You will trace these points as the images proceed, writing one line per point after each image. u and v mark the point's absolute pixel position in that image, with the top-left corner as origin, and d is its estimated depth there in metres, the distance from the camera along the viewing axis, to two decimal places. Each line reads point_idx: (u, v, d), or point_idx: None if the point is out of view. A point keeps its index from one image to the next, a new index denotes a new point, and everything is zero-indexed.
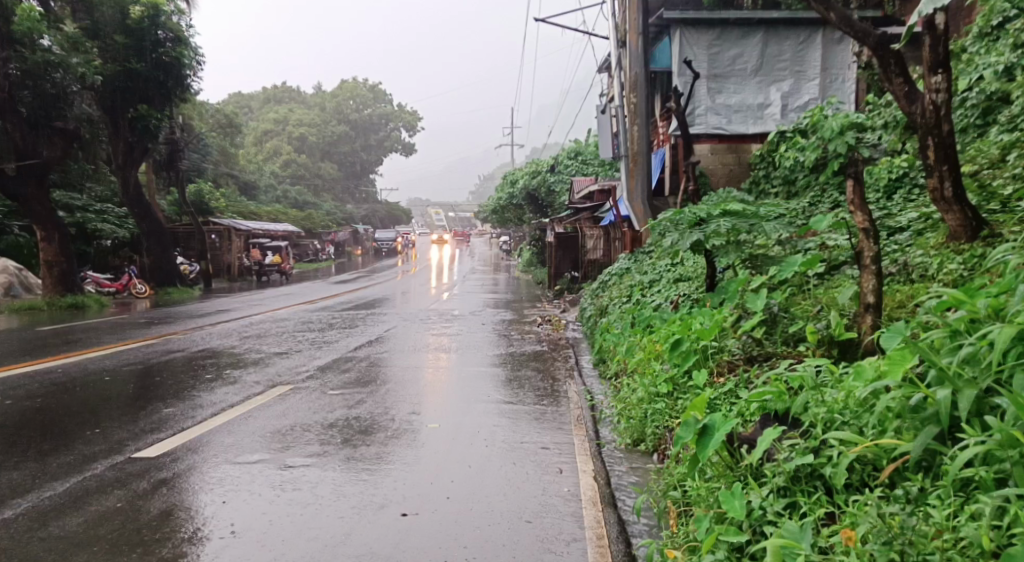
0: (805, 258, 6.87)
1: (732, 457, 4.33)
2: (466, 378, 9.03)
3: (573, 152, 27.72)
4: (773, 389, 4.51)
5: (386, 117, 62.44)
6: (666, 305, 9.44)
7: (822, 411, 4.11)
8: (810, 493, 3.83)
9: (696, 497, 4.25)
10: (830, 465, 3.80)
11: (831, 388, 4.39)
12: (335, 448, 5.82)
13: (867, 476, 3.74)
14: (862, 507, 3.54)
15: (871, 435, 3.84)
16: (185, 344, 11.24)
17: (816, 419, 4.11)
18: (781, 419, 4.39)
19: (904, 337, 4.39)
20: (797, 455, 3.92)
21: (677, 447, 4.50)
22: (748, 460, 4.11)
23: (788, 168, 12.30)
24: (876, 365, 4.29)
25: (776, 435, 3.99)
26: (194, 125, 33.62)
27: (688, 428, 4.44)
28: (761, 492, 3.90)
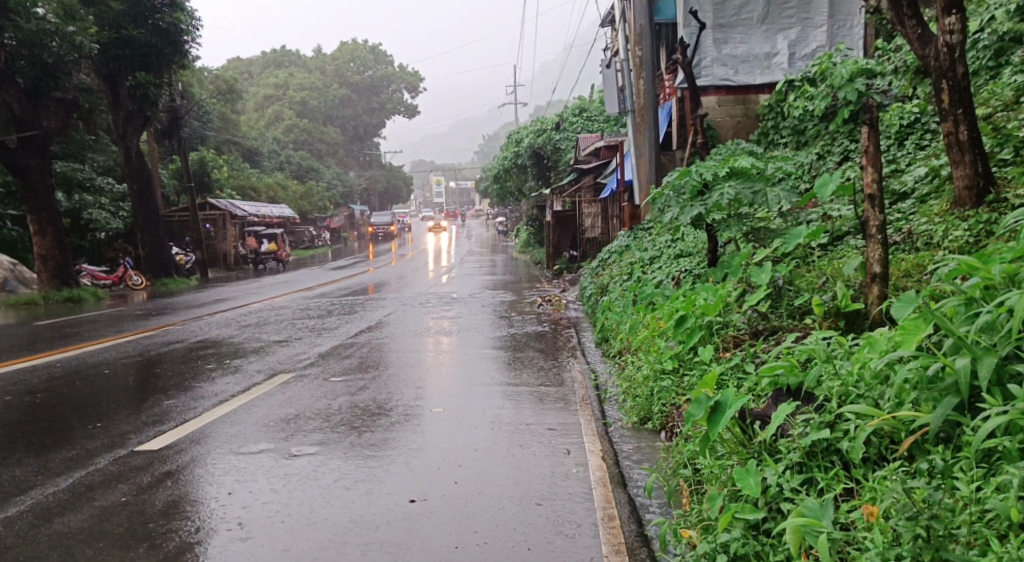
0: (810, 229, 6.82)
1: (745, 433, 4.28)
2: (468, 361, 8.98)
3: (577, 108, 27.00)
4: (785, 363, 4.43)
5: (387, 78, 62.21)
6: (668, 282, 9.39)
7: (835, 385, 4.06)
8: (827, 468, 3.78)
9: (708, 475, 4.19)
10: (846, 439, 3.76)
11: (843, 360, 4.34)
12: (340, 435, 5.77)
13: (885, 450, 3.68)
14: (881, 485, 3.49)
15: (888, 408, 3.79)
16: (184, 334, 11.18)
17: (829, 393, 4.06)
18: (793, 394, 4.33)
19: (916, 308, 4.34)
20: (813, 430, 3.86)
21: (688, 425, 4.45)
22: (760, 436, 4.05)
23: (798, 118, 12.56)
24: (889, 336, 4.24)
25: (790, 411, 3.94)
26: (195, 94, 33.59)
27: (699, 406, 4.39)
28: (776, 469, 3.85)
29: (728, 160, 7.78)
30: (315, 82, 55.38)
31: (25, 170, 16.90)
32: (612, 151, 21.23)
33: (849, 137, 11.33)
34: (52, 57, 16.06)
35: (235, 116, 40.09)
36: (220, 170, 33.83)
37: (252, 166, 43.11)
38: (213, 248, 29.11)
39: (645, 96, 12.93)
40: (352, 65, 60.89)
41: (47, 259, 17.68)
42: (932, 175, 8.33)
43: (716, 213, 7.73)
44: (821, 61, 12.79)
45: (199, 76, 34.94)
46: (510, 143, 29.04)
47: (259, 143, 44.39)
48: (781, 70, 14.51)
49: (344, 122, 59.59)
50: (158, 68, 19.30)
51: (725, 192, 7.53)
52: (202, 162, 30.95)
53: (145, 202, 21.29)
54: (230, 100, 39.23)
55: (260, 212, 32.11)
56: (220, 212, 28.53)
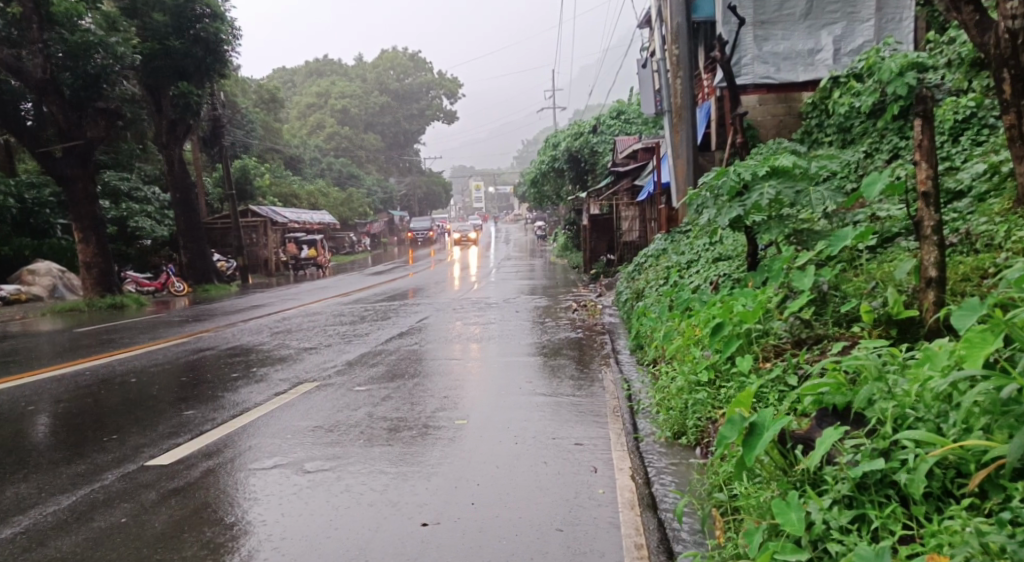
0: (858, 231, 6.42)
1: (785, 459, 3.90)
2: (498, 369, 8.64)
3: (614, 111, 26.56)
4: (831, 380, 4.01)
5: (428, 85, 62.24)
6: (705, 287, 8.97)
7: (889, 406, 3.66)
8: (882, 504, 3.39)
9: (746, 504, 3.82)
10: (904, 470, 3.39)
11: (898, 376, 3.93)
12: (356, 448, 5.44)
13: (950, 484, 3.32)
14: (953, 527, 3.12)
15: (953, 435, 3.42)
16: (216, 341, 10.99)
17: (883, 415, 3.67)
18: (841, 414, 3.90)
19: (981, 316, 3.94)
20: (864, 460, 3.47)
21: (720, 446, 4.08)
22: (803, 465, 3.67)
23: (844, 114, 12.02)
24: (952, 350, 3.85)
25: (838, 437, 3.55)
26: (237, 102, 33.75)
27: (733, 427, 4.02)
28: (822, 502, 3.47)
29: (768, 158, 7.38)
30: (355, 90, 55.54)
31: (69, 181, 16.86)
32: (650, 153, 20.82)
33: (899, 134, 10.81)
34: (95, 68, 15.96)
35: (278, 123, 40.25)
36: (261, 178, 33.94)
37: (293, 174, 43.31)
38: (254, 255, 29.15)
39: (682, 96, 12.51)
40: (392, 72, 60.98)
41: (90, 266, 17.52)
42: (992, 172, 7.83)
43: (755, 214, 7.32)
44: (869, 55, 12.25)
45: (240, 85, 35.10)
46: (548, 147, 28.69)
47: (300, 151, 44.58)
48: (826, 67, 13.99)
49: (384, 129, 59.74)
50: (199, 77, 19.26)
51: (765, 192, 7.12)
52: (243, 171, 31.07)
53: (186, 209, 21.28)
54: (272, 109, 39.46)
55: (300, 218, 32.13)
56: (260, 219, 28.52)
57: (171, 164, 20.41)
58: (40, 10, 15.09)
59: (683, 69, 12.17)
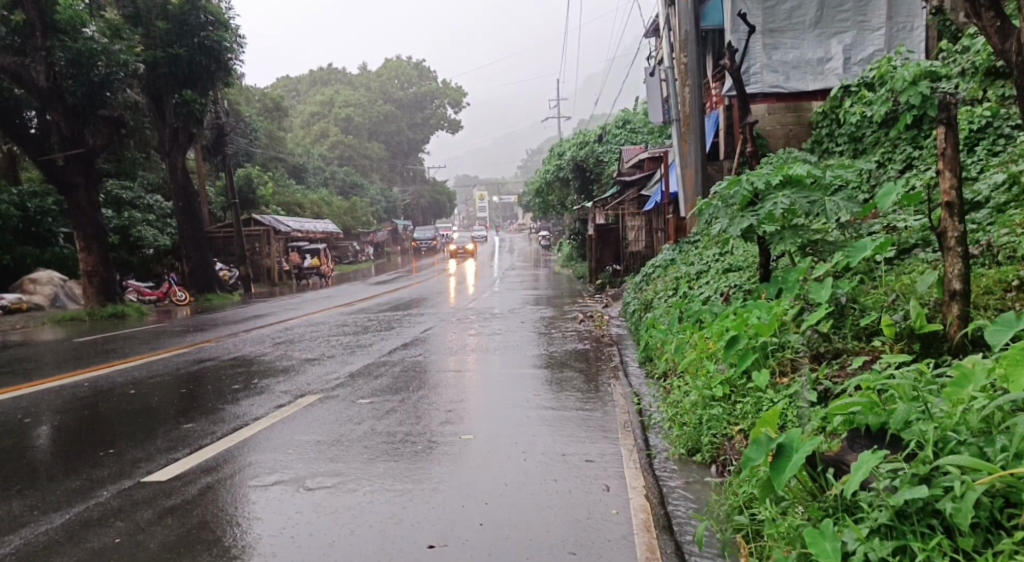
0: (877, 242, 6.27)
1: (814, 483, 3.76)
2: (504, 381, 8.48)
3: (619, 120, 26.57)
4: (863, 399, 3.84)
5: (432, 94, 62.22)
6: (716, 298, 8.81)
7: (929, 428, 3.52)
8: (926, 535, 3.24)
9: (773, 532, 3.68)
10: (948, 499, 3.24)
11: (935, 397, 3.77)
12: (360, 465, 5.27)
13: (1001, 515, 3.17)
14: None
15: (1001, 461, 3.28)
16: (217, 352, 10.82)
17: (922, 438, 3.52)
18: (874, 435, 3.73)
19: (1015, 333, 4.10)
20: (905, 486, 3.32)
21: (745, 469, 3.95)
22: (837, 491, 3.52)
23: (855, 124, 11.87)
24: (996, 371, 3.71)
25: (877, 461, 3.40)
26: (241, 111, 33.67)
27: (759, 449, 3.90)
28: (858, 531, 3.33)
29: (781, 167, 7.23)
30: (359, 99, 55.49)
31: (71, 189, 16.74)
32: (656, 162, 20.67)
33: (912, 143, 10.66)
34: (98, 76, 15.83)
35: (282, 132, 40.19)
36: (264, 187, 33.83)
37: (297, 182, 43.21)
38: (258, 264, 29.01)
39: (690, 105, 12.37)
40: (396, 82, 60.96)
41: (91, 275, 17.41)
42: (1010, 182, 7.67)
43: (769, 224, 7.16)
44: (880, 64, 12.11)
45: (244, 94, 35.02)
46: (552, 157, 28.55)
47: (304, 160, 44.51)
48: (836, 76, 13.85)
49: (388, 138, 59.68)
50: (202, 85, 19.16)
51: (779, 202, 6.95)
52: (247, 180, 30.96)
53: (189, 217, 21.15)
54: (276, 118, 39.41)
55: (303, 227, 32.00)
56: (264, 227, 28.40)
57: (174, 173, 20.28)
58: (43, 17, 15.00)
59: (692, 78, 12.04)
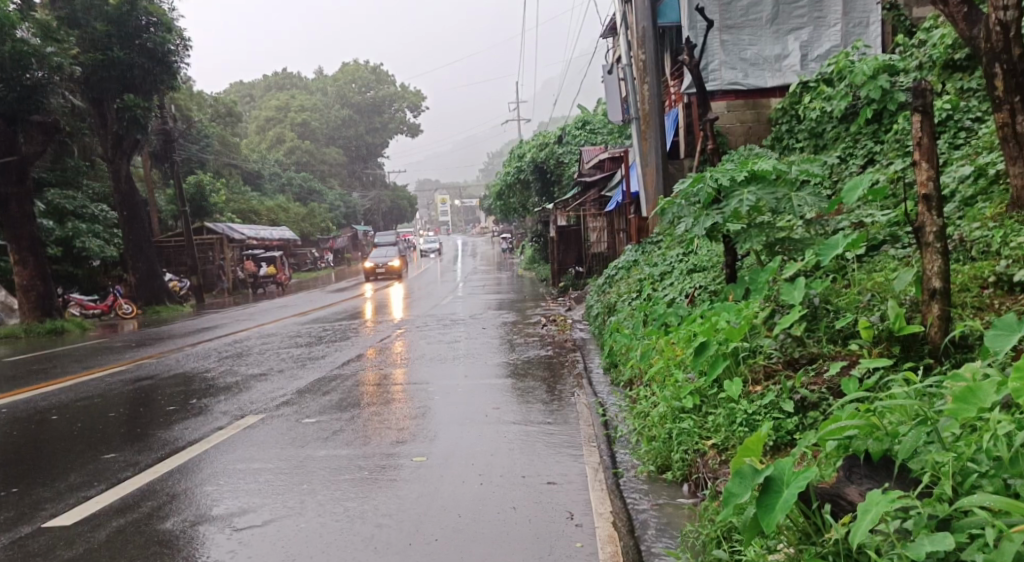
0: (851, 239, 5.92)
1: (809, 522, 3.40)
2: (463, 393, 8.02)
3: (579, 121, 26.22)
4: (862, 422, 3.47)
5: (390, 98, 61.60)
6: (681, 300, 8.44)
7: (945, 459, 3.17)
8: None
9: None
10: (975, 550, 2.87)
11: (943, 420, 3.40)
12: (297, 497, 4.78)
13: None
14: None
15: None
16: (158, 368, 10.23)
17: (937, 472, 3.16)
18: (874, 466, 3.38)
19: (1020, 337, 3.89)
20: (923, 533, 2.94)
21: (727, 506, 3.59)
22: (838, 537, 3.16)
23: (815, 120, 11.57)
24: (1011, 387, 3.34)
25: (890, 505, 3.01)
26: (193, 116, 32.77)
27: (744, 483, 3.54)
28: None
29: (746, 163, 6.87)
30: (316, 104, 54.62)
31: (3, 199, 15.95)
32: (616, 163, 20.36)
33: (873, 138, 10.38)
34: (30, 80, 15.05)
35: (237, 139, 39.26)
36: (217, 194, 32.96)
37: (253, 189, 42.28)
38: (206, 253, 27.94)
39: (649, 102, 12.01)
40: (354, 86, 60.15)
41: (28, 289, 16.64)
42: (978, 175, 7.40)
43: (734, 223, 6.79)
44: (838, 59, 11.85)
45: (195, 99, 34.11)
46: (513, 158, 28.06)
47: (260, 166, 43.54)
48: (793, 73, 13.59)
49: (346, 144, 58.81)
50: (145, 89, 18.46)
51: (745, 199, 6.58)
52: (199, 187, 30.11)
53: (136, 227, 20.32)
54: (229, 124, 38.52)
55: (259, 234, 31.25)
56: (217, 236, 27.64)
57: (118, 180, 19.47)
58: None
59: (649, 74, 11.68)
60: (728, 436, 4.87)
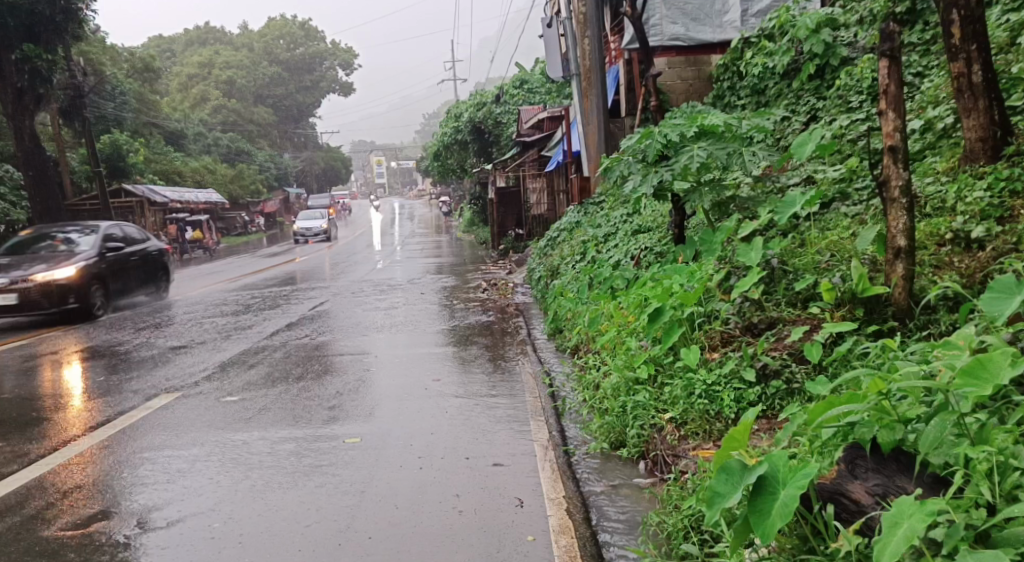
0: (808, 196, 5.57)
1: (814, 525, 3.11)
2: (400, 364, 7.59)
3: (516, 79, 25.62)
4: (867, 409, 3.17)
5: (320, 55, 59.89)
6: (626, 262, 8.08)
7: (979, 455, 2.88)
8: None
9: None
10: None
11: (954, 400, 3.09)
12: (220, 499, 4.36)
13: None
14: None
15: None
16: (68, 342, 9.55)
17: (969, 470, 2.88)
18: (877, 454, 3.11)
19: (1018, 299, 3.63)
20: (966, 550, 2.63)
21: (708, 508, 3.25)
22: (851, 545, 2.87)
23: (757, 76, 11.19)
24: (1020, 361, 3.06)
25: (925, 518, 2.70)
26: (108, 73, 31.13)
27: (729, 482, 3.22)
28: None
29: (694, 118, 6.48)
30: (243, 61, 52.66)
31: None
32: (555, 122, 19.89)
33: (815, 94, 10.05)
34: None
35: (156, 96, 37.56)
36: (137, 156, 31.53)
37: (176, 150, 40.67)
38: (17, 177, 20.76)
39: (590, 58, 11.56)
40: (282, 42, 58.03)
41: None
42: (926, 129, 7.12)
43: (682, 181, 6.43)
44: (779, 13, 11.40)
45: (110, 54, 32.41)
46: (449, 118, 27.32)
47: (184, 125, 41.84)
48: (733, 29, 13.11)
49: (276, 103, 57.04)
50: (49, 40, 17.30)
51: (695, 155, 6.21)
52: (116, 147, 28.69)
53: (45, 190, 19.10)
54: (148, 81, 36.79)
55: (184, 198, 30.03)
56: (137, 199, 26.37)
57: (22, 138, 18.22)
58: None
59: (591, 29, 11.17)
60: (687, 409, 4.54)
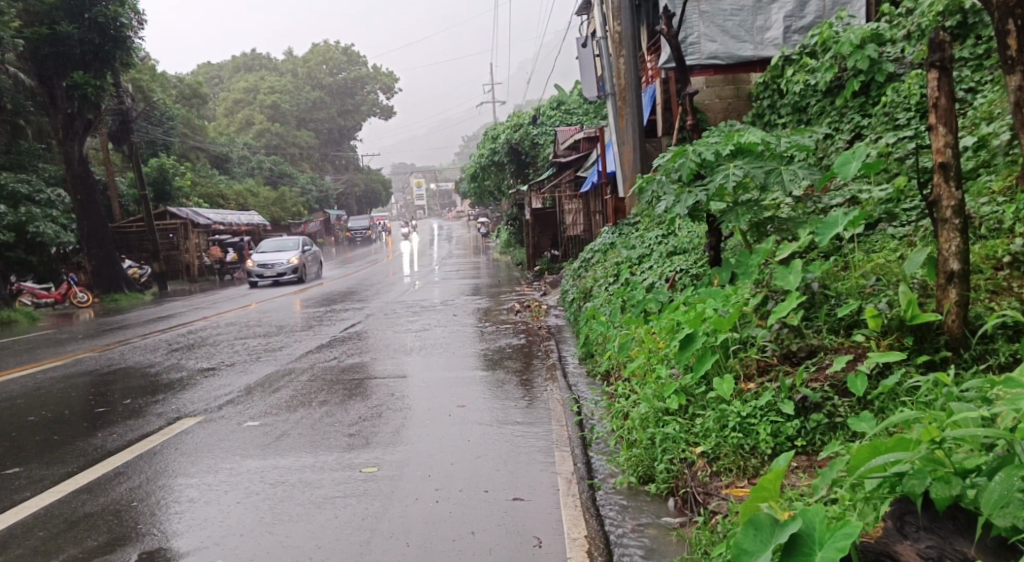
0: (851, 216, 5.27)
1: None
2: (429, 388, 7.38)
3: (554, 101, 25.47)
4: (920, 459, 2.91)
5: (362, 80, 60.45)
6: (661, 284, 7.80)
7: None
8: None
9: None
10: None
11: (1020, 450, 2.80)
12: (231, 532, 4.19)
13: None
14: None
15: None
16: (102, 363, 9.50)
17: None
18: (930, 508, 2.87)
19: None
20: None
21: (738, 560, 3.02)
22: None
23: (799, 93, 10.86)
24: None
25: None
26: (155, 98, 31.62)
27: (763, 537, 3.00)
28: None
29: (731, 136, 6.22)
30: (286, 86, 53.32)
31: None
32: (592, 142, 19.67)
33: (860, 112, 9.72)
34: None
35: (202, 121, 38.11)
36: (182, 179, 31.94)
37: (221, 173, 41.16)
38: (13, 195, 18.15)
39: (625, 77, 11.33)
40: (325, 67, 58.70)
41: None
42: (979, 146, 6.74)
43: (717, 201, 6.15)
44: (822, 28, 11.06)
45: (158, 80, 32.96)
46: (485, 140, 27.23)
47: (229, 149, 42.36)
48: (774, 46, 12.79)
49: (318, 127, 57.63)
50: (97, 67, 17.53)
51: (731, 173, 5.94)
52: (161, 171, 29.07)
53: (93, 212, 19.36)
54: (195, 106, 37.36)
55: (226, 220, 30.30)
56: (181, 221, 26.66)
57: (70, 162, 18.39)
58: None
59: (625, 47, 10.96)
60: (719, 443, 4.27)
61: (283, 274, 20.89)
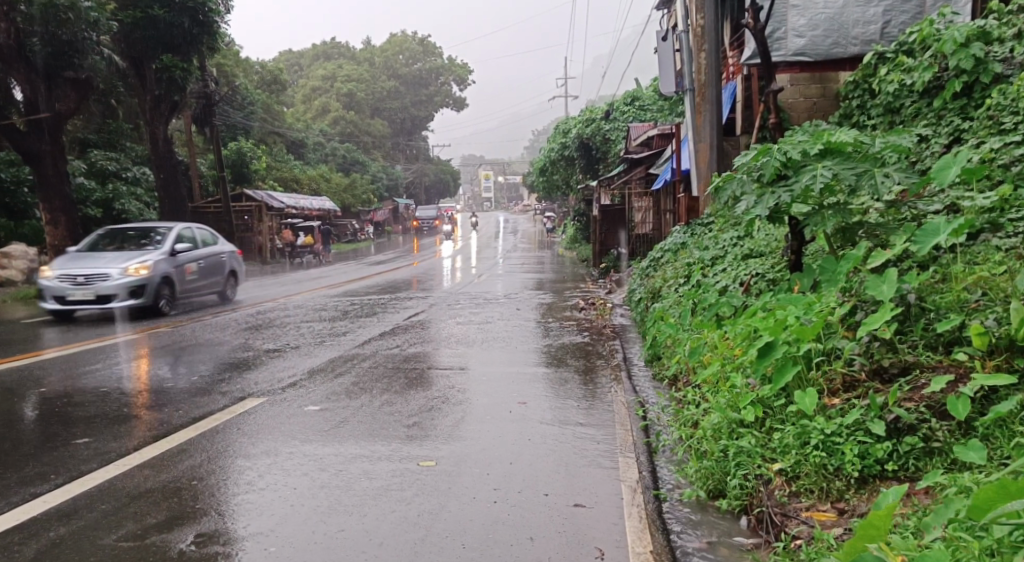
0: (955, 225, 4.91)
1: None
2: (489, 383, 7.20)
3: (628, 96, 25.07)
4: None
5: (436, 71, 60.72)
6: (735, 288, 7.46)
7: None
8: None
9: None
10: None
11: None
12: (286, 518, 4.07)
13: None
14: None
15: None
16: (172, 339, 9.58)
17: None
18: None
19: None
20: None
21: None
22: None
23: (893, 93, 10.33)
24: None
25: None
26: (237, 82, 32.13)
27: None
28: None
29: (821, 135, 5.86)
30: (363, 74, 53.82)
31: (35, 157, 15.04)
32: (666, 139, 19.27)
33: (961, 114, 9.19)
34: (69, 37, 14.12)
35: (280, 106, 38.67)
36: (258, 162, 32.43)
37: (296, 159, 41.74)
38: (101, 171, 20.25)
39: (706, 72, 10.93)
40: (401, 57, 59.10)
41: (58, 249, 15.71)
42: None
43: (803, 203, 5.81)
44: (922, 26, 10.48)
45: (240, 65, 33.48)
46: (556, 134, 26.96)
47: (304, 135, 42.97)
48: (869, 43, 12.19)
49: (392, 116, 58.12)
50: (185, 51, 17.72)
51: (820, 174, 5.59)
52: (240, 153, 29.54)
53: (173, 192, 19.80)
54: (275, 92, 37.91)
55: (297, 205, 30.65)
56: (256, 203, 27.06)
57: (155, 142, 19.06)
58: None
59: (707, 41, 10.57)
60: (800, 461, 4.00)
61: (109, 298, 10.51)
